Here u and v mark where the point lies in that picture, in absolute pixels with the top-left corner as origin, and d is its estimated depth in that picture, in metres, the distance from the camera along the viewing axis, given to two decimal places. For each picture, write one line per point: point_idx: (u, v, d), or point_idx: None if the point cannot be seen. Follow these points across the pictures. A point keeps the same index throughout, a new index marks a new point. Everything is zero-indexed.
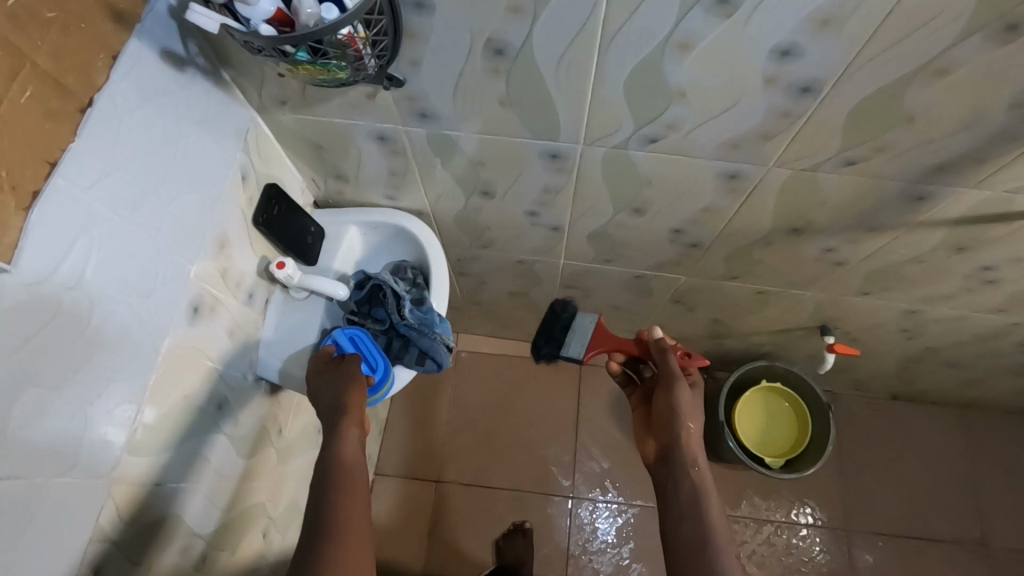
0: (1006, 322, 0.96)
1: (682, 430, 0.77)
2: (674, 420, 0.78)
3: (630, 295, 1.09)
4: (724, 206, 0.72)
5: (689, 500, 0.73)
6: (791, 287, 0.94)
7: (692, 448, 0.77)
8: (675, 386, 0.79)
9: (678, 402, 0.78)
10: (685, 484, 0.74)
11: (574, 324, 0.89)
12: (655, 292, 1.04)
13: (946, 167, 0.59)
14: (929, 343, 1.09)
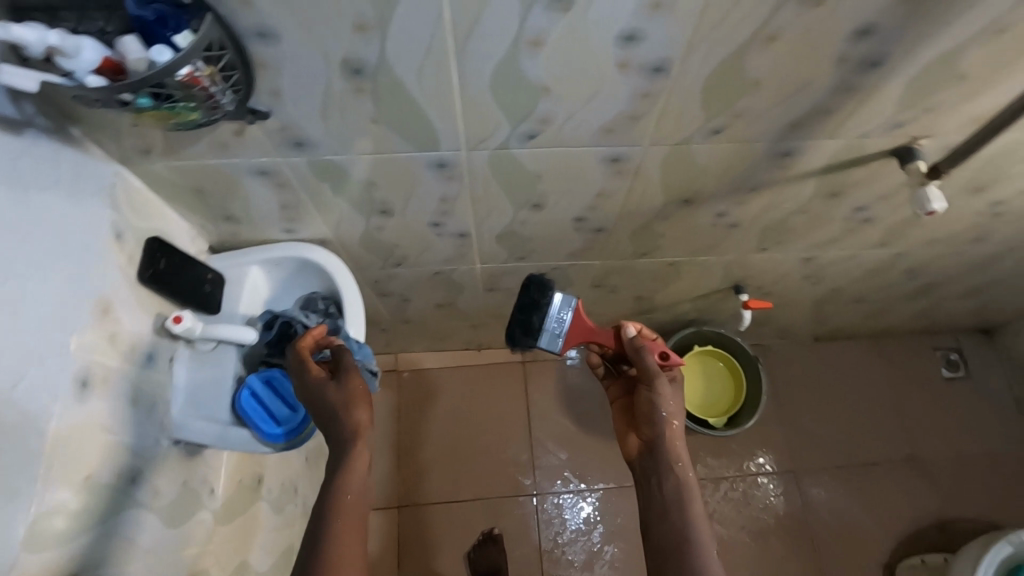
0: (890, 254, 1.04)
1: (664, 425, 0.79)
2: (655, 415, 0.79)
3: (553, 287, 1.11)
4: (611, 188, 0.76)
5: (673, 498, 0.75)
6: (697, 254, 0.99)
7: (675, 444, 0.79)
8: (658, 384, 0.80)
9: (660, 402, 0.79)
10: (669, 484, 0.76)
11: (552, 313, 0.82)
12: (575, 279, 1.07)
13: (799, 123, 0.63)
14: (831, 284, 1.17)
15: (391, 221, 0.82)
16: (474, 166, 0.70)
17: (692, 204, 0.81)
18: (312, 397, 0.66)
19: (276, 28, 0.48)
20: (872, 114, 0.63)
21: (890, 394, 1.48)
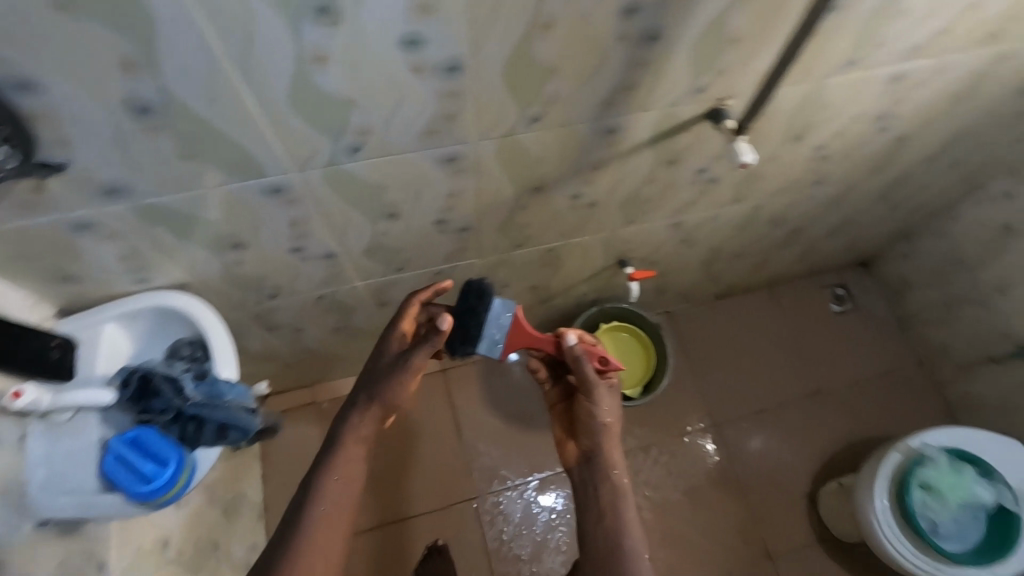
0: (749, 210, 1.11)
1: (603, 429, 0.80)
2: (592, 422, 0.80)
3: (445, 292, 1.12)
4: (460, 186, 0.77)
5: (601, 506, 0.75)
6: (570, 236, 1.02)
7: (611, 450, 0.79)
8: (596, 391, 0.80)
9: (592, 408, 0.79)
10: (601, 491, 0.76)
11: (491, 315, 0.75)
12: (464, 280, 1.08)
13: (609, 101, 0.67)
14: (709, 246, 1.24)
15: (247, 253, 0.80)
16: (312, 188, 0.70)
17: (545, 191, 0.84)
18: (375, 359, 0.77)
19: (33, 77, 0.46)
20: (671, 83, 0.67)
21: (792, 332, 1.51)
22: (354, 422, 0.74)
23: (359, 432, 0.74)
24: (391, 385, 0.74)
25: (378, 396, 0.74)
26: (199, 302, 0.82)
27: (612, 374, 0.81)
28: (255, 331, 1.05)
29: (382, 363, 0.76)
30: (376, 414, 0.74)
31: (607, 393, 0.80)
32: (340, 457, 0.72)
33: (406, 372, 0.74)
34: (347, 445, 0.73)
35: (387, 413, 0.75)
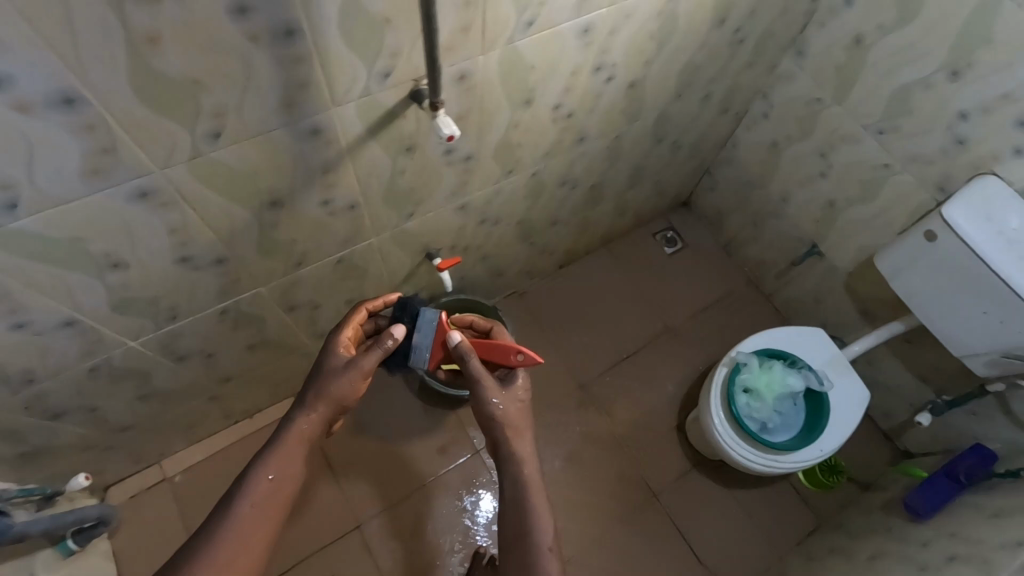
0: (643, 80, 1.13)
1: (515, 425, 1.00)
2: (508, 417, 1.00)
3: (379, 253, 1.16)
4: (320, 147, 0.81)
5: (521, 469, 0.98)
6: (468, 159, 1.03)
7: (521, 445, 1.00)
8: (511, 388, 1.02)
9: (502, 400, 1.00)
10: (523, 462, 0.98)
11: (421, 322, 1.05)
12: (374, 243, 1.12)
13: (432, 22, 0.65)
14: (636, 115, 1.25)
15: (131, 272, 0.82)
16: (179, 184, 0.72)
17: (396, 128, 0.86)
18: (327, 355, 0.96)
19: None
20: None
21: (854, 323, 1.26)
22: (332, 391, 0.93)
23: (321, 409, 0.93)
24: (344, 377, 0.93)
25: (346, 378, 0.93)
26: (95, 315, 0.86)
27: (517, 372, 1.03)
28: (277, 313, 1.15)
29: (335, 361, 0.95)
30: (348, 392, 0.94)
31: (512, 395, 1.01)
32: (316, 417, 0.93)
33: (347, 369, 0.94)
34: (311, 415, 0.93)
35: (330, 408, 0.94)
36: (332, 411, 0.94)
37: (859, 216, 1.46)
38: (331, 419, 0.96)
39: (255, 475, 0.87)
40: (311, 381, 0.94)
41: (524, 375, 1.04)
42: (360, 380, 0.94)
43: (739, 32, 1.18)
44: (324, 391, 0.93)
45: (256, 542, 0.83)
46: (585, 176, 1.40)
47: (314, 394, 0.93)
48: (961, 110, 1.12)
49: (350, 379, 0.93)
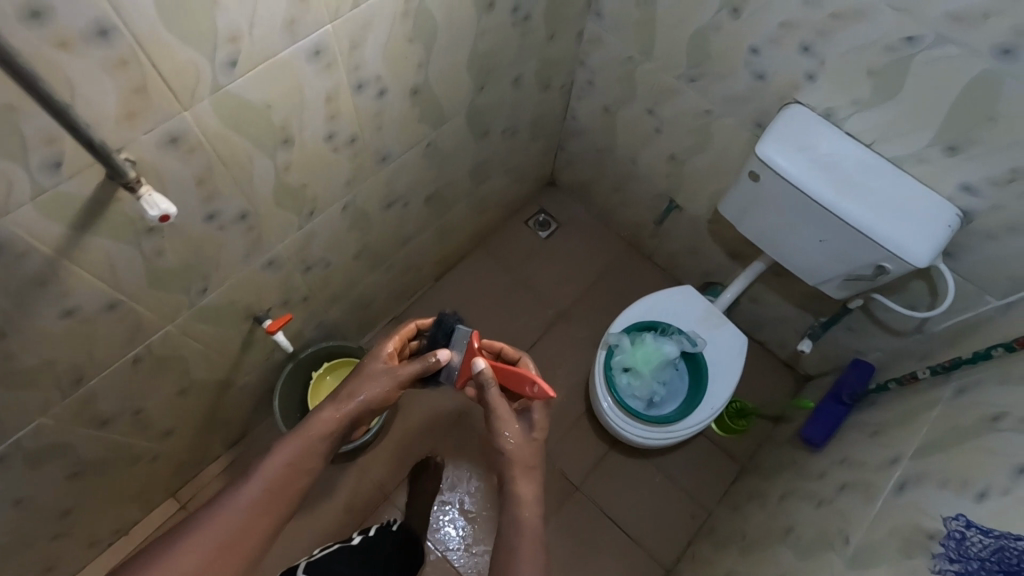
0: (425, 83, 1.04)
1: (519, 462, 0.91)
2: (520, 450, 0.91)
3: (188, 335, 1.03)
4: (16, 262, 0.67)
5: (517, 509, 0.87)
6: (242, 215, 0.91)
7: (526, 482, 0.90)
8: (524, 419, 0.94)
9: (514, 434, 0.91)
10: (521, 504, 0.88)
11: (454, 337, 0.97)
12: (173, 329, 0.99)
13: (54, 99, 0.53)
14: (437, 118, 1.16)
15: None
16: None
17: (118, 214, 0.73)
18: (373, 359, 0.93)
19: None
20: (76, 24, 0.54)
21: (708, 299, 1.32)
22: (367, 392, 0.88)
23: (355, 406, 0.88)
24: (380, 382, 0.89)
25: (383, 380, 0.90)
26: None
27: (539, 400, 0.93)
28: (83, 433, 1.00)
29: (376, 365, 0.92)
30: (382, 393, 0.89)
31: (529, 421, 0.94)
32: (347, 415, 0.87)
33: (387, 374, 0.90)
34: (344, 410, 0.87)
35: (355, 411, 0.88)
36: (357, 414, 0.88)
37: (700, 165, 1.44)
38: (355, 424, 0.89)
39: (261, 469, 0.81)
40: (352, 380, 0.90)
41: (543, 412, 0.94)
42: (396, 386, 0.90)
43: (519, 9, 1.11)
44: (362, 390, 0.88)
45: (250, 533, 0.78)
46: (412, 191, 1.30)
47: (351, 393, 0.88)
48: (753, 45, 1.10)
49: (381, 384, 0.89)
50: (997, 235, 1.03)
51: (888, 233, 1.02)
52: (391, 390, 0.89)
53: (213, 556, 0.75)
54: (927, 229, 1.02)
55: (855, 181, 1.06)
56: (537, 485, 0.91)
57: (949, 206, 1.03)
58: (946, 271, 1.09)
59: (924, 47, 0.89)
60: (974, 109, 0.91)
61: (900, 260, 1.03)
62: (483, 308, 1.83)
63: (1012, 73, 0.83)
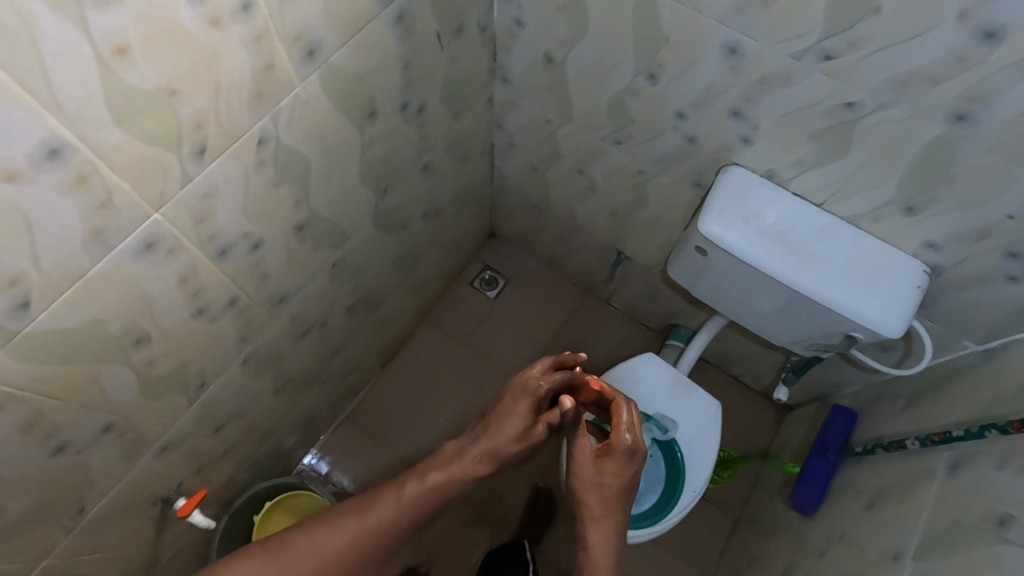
0: (309, 214, 0.88)
1: (598, 513, 0.87)
2: (608, 497, 0.88)
3: (78, 554, 0.88)
4: None
5: (587, 550, 0.86)
6: (103, 429, 0.75)
7: (600, 530, 0.87)
8: (606, 462, 0.88)
9: (608, 476, 0.88)
10: (596, 550, 0.86)
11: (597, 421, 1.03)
12: (51, 560, 0.83)
13: None
14: (334, 239, 1.00)
15: None
16: None
17: None
18: (516, 395, 0.93)
19: None
20: None
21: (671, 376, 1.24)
22: (497, 431, 0.92)
23: (482, 450, 0.92)
24: (513, 423, 0.91)
25: (512, 423, 0.91)
26: None
27: (626, 436, 0.87)
28: None
29: (518, 410, 0.92)
30: (514, 438, 0.91)
31: (621, 465, 0.88)
32: (473, 458, 0.92)
33: (516, 418, 0.92)
34: (467, 456, 0.92)
35: (484, 441, 0.92)
36: (485, 442, 0.92)
37: (641, 221, 1.31)
38: (488, 455, 0.92)
39: (375, 512, 0.89)
40: (484, 424, 0.94)
41: (638, 461, 0.88)
42: (535, 433, 0.92)
43: (407, 105, 0.95)
44: (493, 434, 0.92)
45: (357, 536, 0.87)
46: (328, 310, 1.14)
47: (475, 440, 0.93)
48: (677, 110, 0.97)
49: (510, 430, 0.91)
50: (968, 288, 0.93)
51: (846, 303, 0.92)
52: (516, 434, 0.91)
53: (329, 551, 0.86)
54: (894, 292, 0.92)
55: (810, 247, 0.95)
56: (614, 526, 0.88)
57: (912, 262, 0.94)
58: (922, 330, 1.01)
59: (867, 113, 0.77)
60: (929, 172, 0.80)
61: (870, 331, 0.93)
62: (438, 389, 1.69)
63: (967, 139, 0.72)
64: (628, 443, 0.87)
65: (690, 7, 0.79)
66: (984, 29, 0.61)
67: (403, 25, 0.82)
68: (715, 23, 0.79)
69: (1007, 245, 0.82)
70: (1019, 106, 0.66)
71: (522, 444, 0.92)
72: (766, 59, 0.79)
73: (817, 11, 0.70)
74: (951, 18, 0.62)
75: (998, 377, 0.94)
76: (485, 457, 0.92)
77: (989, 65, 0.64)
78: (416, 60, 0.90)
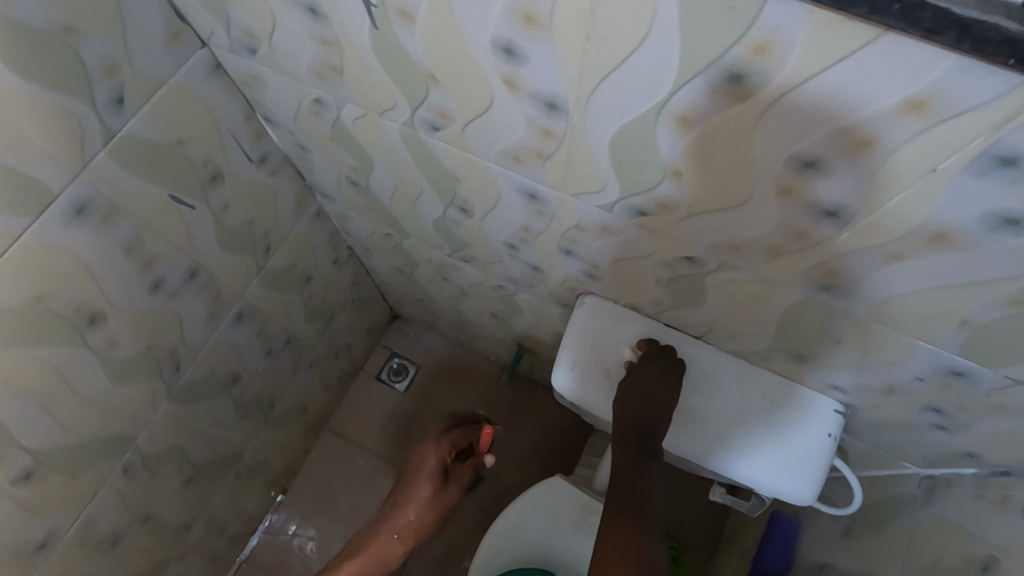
0: (40, 458, 0.69)
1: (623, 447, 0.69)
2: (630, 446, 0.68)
3: None
4: None
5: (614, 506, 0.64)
6: None
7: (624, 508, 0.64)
8: (641, 383, 0.71)
9: (635, 406, 0.70)
10: (616, 541, 0.60)
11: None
12: None
13: None
14: (109, 451, 0.80)
15: None
16: None
17: None
18: (421, 456, 0.87)
19: None
20: None
21: (578, 513, 1.03)
22: (410, 513, 0.85)
23: (406, 523, 0.85)
24: (424, 493, 0.85)
25: (423, 489, 0.85)
26: None
27: (654, 359, 0.73)
28: None
29: (428, 480, 0.85)
30: (426, 504, 0.85)
31: (654, 385, 0.71)
32: (401, 527, 0.86)
33: (422, 486, 0.85)
34: (380, 535, 0.86)
35: (393, 516, 0.86)
36: (396, 514, 0.86)
37: (526, 326, 1.11)
38: (400, 529, 0.86)
39: None
40: (400, 493, 0.87)
41: (675, 383, 0.72)
42: (448, 494, 0.86)
43: (162, 281, 0.75)
44: (402, 509, 0.86)
45: None
46: (148, 503, 0.96)
47: (400, 508, 0.86)
48: (507, 241, 0.77)
49: (421, 496, 0.85)
50: (891, 428, 0.74)
51: (730, 463, 0.75)
52: (429, 501, 0.85)
53: None
54: (798, 451, 0.74)
55: (689, 400, 0.76)
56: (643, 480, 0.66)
57: (820, 400, 0.74)
58: (846, 470, 0.80)
59: (710, 270, 0.58)
60: (811, 328, 0.60)
61: (772, 495, 0.76)
62: (342, 513, 1.47)
63: (840, 307, 0.53)
64: (660, 364, 0.72)
65: (461, 150, 0.59)
66: (819, 207, 0.41)
67: (90, 216, 0.61)
68: (496, 168, 0.59)
69: (924, 401, 0.63)
70: (895, 286, 0.46)
71: (434, 510, 0.85)
72: (573, 207, 0.59)
73: (605, 169, 0.50)
74: (770, 193, 0.42)
75: (937, 528, 0.76)
76: (396, 533, 0.86)
77: (839, 245, 0.44)
78: (148, 236, 0.70)
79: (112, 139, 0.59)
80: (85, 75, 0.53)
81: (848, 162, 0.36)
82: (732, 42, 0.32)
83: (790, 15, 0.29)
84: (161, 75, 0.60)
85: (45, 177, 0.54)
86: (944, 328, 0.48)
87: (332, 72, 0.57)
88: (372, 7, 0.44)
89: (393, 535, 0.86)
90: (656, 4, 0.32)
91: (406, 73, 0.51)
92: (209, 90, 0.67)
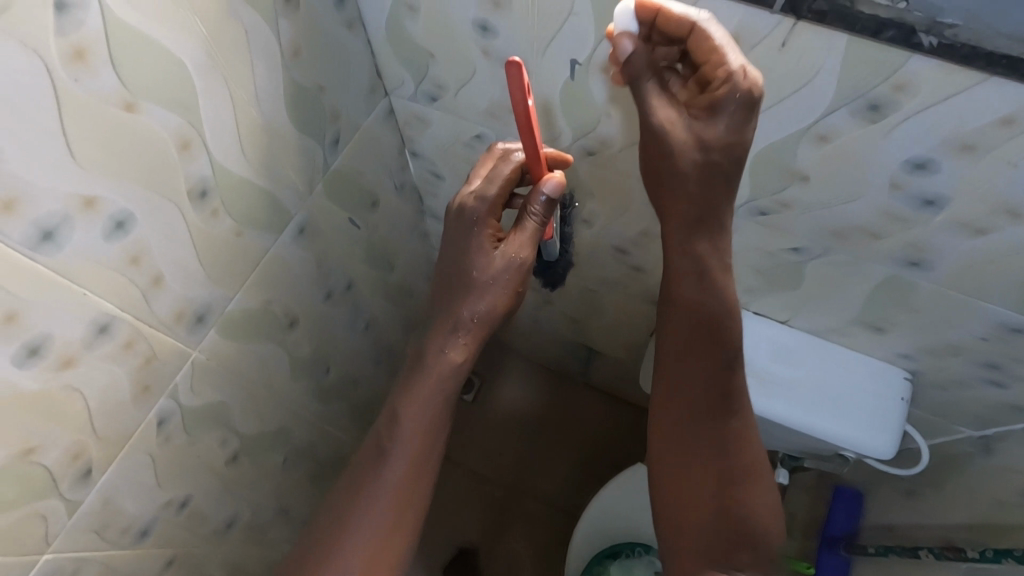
0: (241, 442, 0.81)
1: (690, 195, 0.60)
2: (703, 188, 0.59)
3: None
4: None
5: (725, 331, 0.69)
6: None
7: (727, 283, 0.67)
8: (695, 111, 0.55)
9: (682, 146, 0.56)
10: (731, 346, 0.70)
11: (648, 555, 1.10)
12: None
13: None
14: (277, 443, 0.92)
15: None
16: None
17: None
18: (458, 226, 0.70)
19: None
20: None
21: None
22: (469, 308, 0.70)
23: (461, 321, 0.71)
24: (477, 270, 0.69)
25: (472, 274, 0.69)
26: None
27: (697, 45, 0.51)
28: None
29: (480, 246, 0.69)
30: (488, 281, 0.69)
31: (712, 124, 0.55)
32: (454, 335, 0.72)
33: (479, 247, 0.69)
34: (435, 361, 0.72)
35: (443, 319, 0.72)
36: (445, 321, 0.72)
37: (604, 326, 1.25)
38: (453, 338, 0.72)
39: (396, 441, 0.73)
40: (447, 294, 0.71)
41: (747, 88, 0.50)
42: (507, 260, 0.68)
43: (331, 290, 0.88)
44: (458, 305, 0.71)
45: (409, 452, 0.73)
46: (288, 497, 1.07)
47: (455, 312, 0.71)
48: (617, 246, 0.92)
49: (475, 280, 0.69)
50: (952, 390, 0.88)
51: (820, 424, 0.88)
52: (494, 268, 0.68)
53: (388, 501, 0.73)
54: (878, 410, 0.87)
55: (779, 371, 0.90)
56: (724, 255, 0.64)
57: (891, 369, 0.88)
58: (915, 434, 0.93)
59: (813, 256, 0.72)
60: (892, 301, 0.74)
61: (856, 450, 0.89)
62: None
63: (922, 279, 0.68)
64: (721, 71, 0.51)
65: (607, 169, 0.74)
66: (920, 198, 0.56)
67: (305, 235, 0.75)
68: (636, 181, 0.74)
69: (982, 359, 0.77)
70: (971, 256, 0.61)
71: (501, 288, 0.69)
72: None
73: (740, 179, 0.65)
74: (884, 187, 0.57)
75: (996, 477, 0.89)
76: (452, 340, 0.72)
77: (932, 225, 0.59)
78: (331, 253, 0.84)
79: (327, 172, 0.73)
80: (323, 122, 0.68)
81: (951, 161, 0.51)
82: (878, 83, 0.47)
83: (924, 66, 0.44)
84: (360, 120, 0.76)
85: (290, 202, 0.69)
86: (1008, 288, 0.63)
87: (505, 112, 0.72)
88: (576, 64, 0.60)
89: (445, 344, 0.72)
90: (822, 61, 0.48)
91: (581, 111, 0.66)
92: (382, 130, 0.82)
